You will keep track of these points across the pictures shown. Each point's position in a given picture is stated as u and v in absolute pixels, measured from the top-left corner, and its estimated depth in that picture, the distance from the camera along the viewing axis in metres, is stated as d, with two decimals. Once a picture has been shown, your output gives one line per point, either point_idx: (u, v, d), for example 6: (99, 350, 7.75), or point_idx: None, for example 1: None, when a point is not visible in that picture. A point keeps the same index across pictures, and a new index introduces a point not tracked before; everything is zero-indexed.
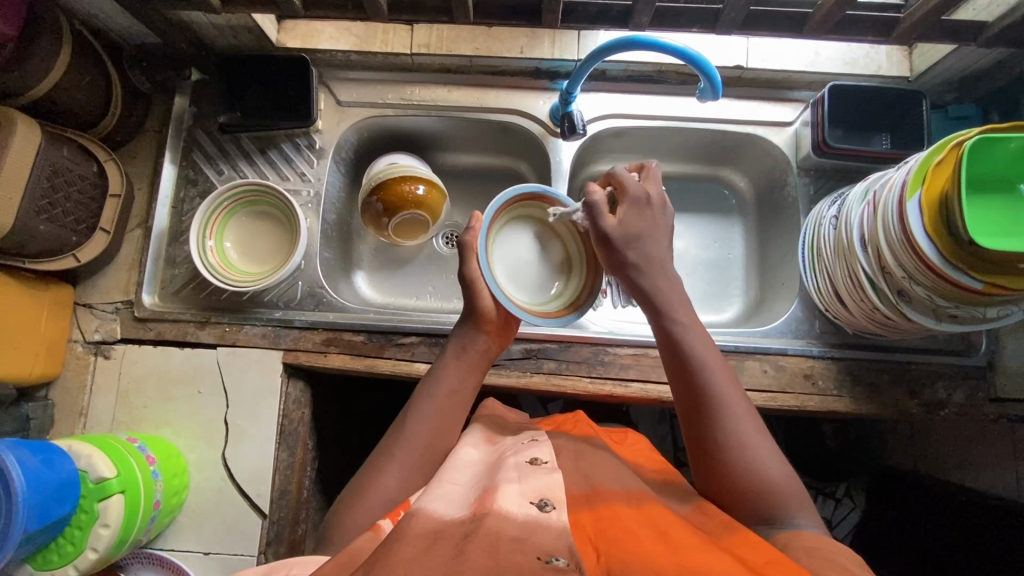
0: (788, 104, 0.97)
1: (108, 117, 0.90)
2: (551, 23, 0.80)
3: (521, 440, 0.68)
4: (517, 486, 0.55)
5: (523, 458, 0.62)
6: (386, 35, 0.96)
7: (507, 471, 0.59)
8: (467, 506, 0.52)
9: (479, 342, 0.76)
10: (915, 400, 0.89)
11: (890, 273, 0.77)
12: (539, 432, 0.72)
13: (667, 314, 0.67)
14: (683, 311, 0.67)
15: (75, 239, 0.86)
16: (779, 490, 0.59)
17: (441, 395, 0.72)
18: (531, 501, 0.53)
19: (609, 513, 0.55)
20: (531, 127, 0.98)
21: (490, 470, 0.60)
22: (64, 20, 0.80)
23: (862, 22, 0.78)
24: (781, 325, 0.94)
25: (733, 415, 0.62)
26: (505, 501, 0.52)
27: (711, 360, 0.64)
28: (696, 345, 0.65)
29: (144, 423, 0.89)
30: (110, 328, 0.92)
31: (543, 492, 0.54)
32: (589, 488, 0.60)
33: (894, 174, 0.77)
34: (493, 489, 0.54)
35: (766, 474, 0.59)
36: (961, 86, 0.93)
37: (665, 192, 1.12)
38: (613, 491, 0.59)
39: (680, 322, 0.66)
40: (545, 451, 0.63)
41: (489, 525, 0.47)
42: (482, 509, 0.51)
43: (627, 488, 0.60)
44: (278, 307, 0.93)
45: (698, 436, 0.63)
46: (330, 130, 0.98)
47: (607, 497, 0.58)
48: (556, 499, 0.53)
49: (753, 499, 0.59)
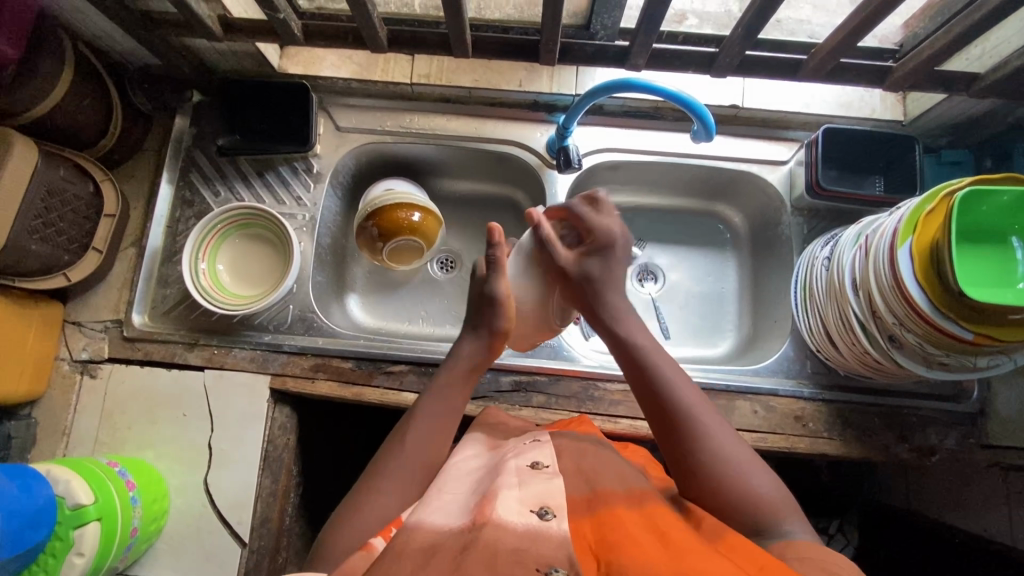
0: (783, 143, 0.98)
1: (107, 137, 0.91)
2: (549, 61, 0.82)
3: (523, 440, 0.70)
4: (517, 492, 0.54)
5: (524, 462, 0.61)
6: (388, 64, 0.97)
7: (507, 475, 0.58)
8: (467, 514, 0.53)
9: (480, 356, 0.75)
10: (906, 445, 0.89)
11: (881, 318, 0.77)
12: (540, 433, 0.73)
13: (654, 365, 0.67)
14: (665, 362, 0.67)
15: (67, 258, 0.86)
16: (774, 504, 0.57)
17: (439, 407, 0.70)
18: (531, 509, 0.52)
19: (612, 518, 0.53)
20: (527, 157, 0.99)
21: (491, 473, 0.60)
22: (68, 42, 0.81)
23: (857, 70, 0.79)
24: (772, 364, 0.93)
25: (710, 431, 0.62)
26: (505, 508, 0.51)
27: (679, 377, 0.66)
28: (662, 362, 0.67)
29: (127, 445, 0.88)
30: (98, 346, 0.91)
31: (543, 499, 0.54)
32: (589, 489, 0.58)
33: (886, 219, 0.78)
34: (493, 495, 0.54)
35: (754, 486, 0.58)
36: (954, 131, 0.94)
37: (660, 225, 1.12)
38: (614, 491, 0.58)
39: (647, 347, 0.69)
40: (547, 456, 0.63)
41: (487, 537, 0.47)
42: (481, 517, 0.51)
43: (627, 488, 0.59)
44: (268, 331, 0.93)
45: (678, 457, 0.62)
46: (328, 155, 0.99)
47: (609, 501, 0.56)
48: (556, 507, 0.53)
49: (746, 511, 0.57)
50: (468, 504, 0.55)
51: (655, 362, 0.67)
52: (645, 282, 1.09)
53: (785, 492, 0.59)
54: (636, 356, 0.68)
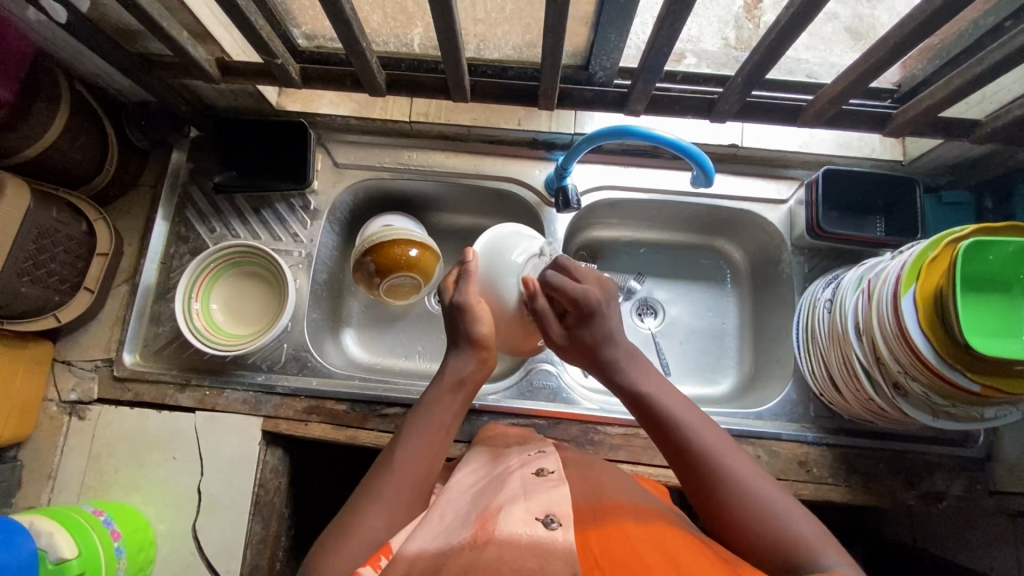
0: (782, 181, 0.98)
1: (102, 174, 0.90)
2: (547, 105, 0.82)
3: (528, 451, 0.66)
4: (523, 503, 0.52)
5: (528, 471, 0.59)
6: (386, 102, 0.97)
7: (512, 486, 0.56)
8: (469, 527, 0.51)
9: (468, 368, 0.70)
10: (913, 491, 0.87)
11: (885, 365, 0.75)
12: (545, 444, 0.69)
13: (666, 406, 0.64)
14: (675, 402, 0.65)
15: (58, 299, 0.84)
16: (811, 542, 0.53)
17: (427, 421, 0.66)
18: (537, 517, 0.50)
19: (617, 531, 0.51)
20: (526, 195, 0.99)
21: (495, 483, 0.58)
22: (65, 81, 0.80)
23: (855, 116, 0.80)
24: (775, 407, 0.92)
25: (727, 465, 0.59)
26: (508, 522, 0.49)
27: (692, 419, 0.63)
28: (674, 404, 0.65)
29: (113, 489, 0.86)
30: (87, 387, 0.90)
31: (549, 507, 0.51)
32: (596, 501, 0.57)
33: (889, 263, 0.76)
34: (497, 508, 0.52)
35: (789, 527, 0.54)
36: (955, 172, 0.93)
37: (660, 260, 1.11)
38: (620, 503, 0.57)
39: (658, 389, 0.66)
40: (552, 462, 0.60)
41: (489, 557, 0.45)
42: (483, 534, 0.49)
43: (636, 504, 0.57)
44: (261, 370, 0.92)
45: (707, 501, 0.59)
46: (325, 191, 0.98)
47: (617, 513, 0.54)
48: (563, 515, 0.50)
49: (785, 555, 0.53)
50: (468, 518, 0.53)
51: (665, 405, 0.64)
52: (645, 318, 1.07)
53: (825, 528, 0.55)
54: (647, 401, 0.65)
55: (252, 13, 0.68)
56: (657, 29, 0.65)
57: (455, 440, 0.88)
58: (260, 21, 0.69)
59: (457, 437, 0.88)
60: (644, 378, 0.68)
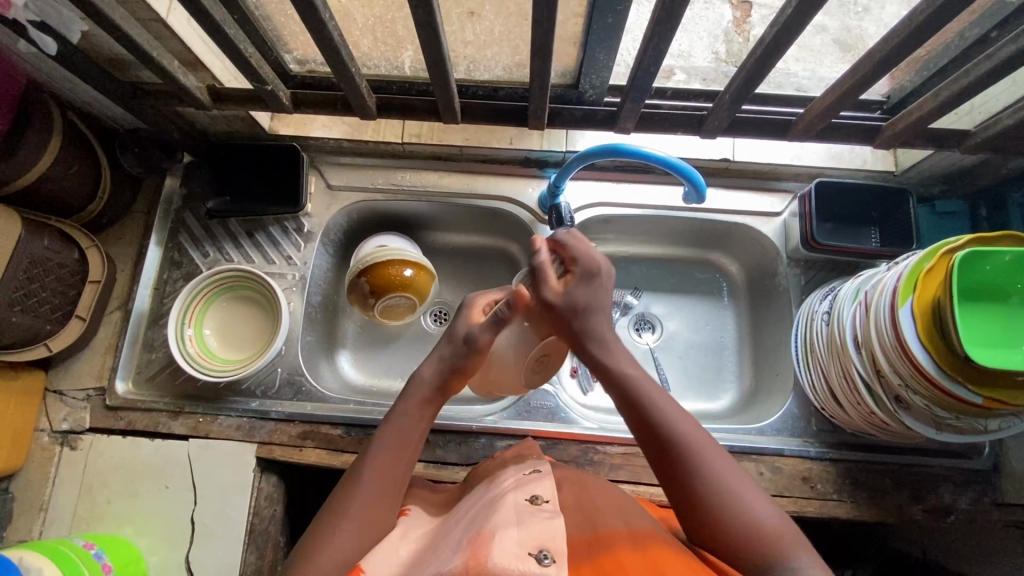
0: (775, 194, 0.98)
1: (94, 202, 0.90)
2: (538, 125, 0.83)
3: (523, 471, 0.65)
4: (516, 532, 0.50)
5: (522, 496, 0.57)
6: (379, 125, 0.97)
7: (504, 512, 0.54)
8: (461, 553, 0.48)
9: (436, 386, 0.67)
10: (919, 506, 0.85)
11: (886, 378, 0.74)
12: (541, 462, 0.69)
13: (645, 394, 0.61)
14: (656, 391, 0.61)
15: (49, 328, 0.83)
16: (782, 538, 0.53)
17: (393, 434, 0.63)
18: (530, 552, 0.47)
19: (613, 562, 0.50)
20: (520, 213, 0.99)
21: (487, 507, 0.56)
22: (57, 110, 0.80)
23: (845, 129, 0.80)
24: (776, 422, 0.90)
25: (704, 459, 0.57)
26: (500, 552, 0.47)
27: (668, 404, 0.61)
28: (650, 387, 0.62)
29: (105, 521, 0.84)
30: (79, 416, 0.89)
31: (542, 541, 0.49)
32: (590, 532, 0.55)
33: (885, 275, 0.76)
34: (489, 534, 0.49)
35: (759, 518, 0.54)
36: (947, 181, 0.93)
37: (656, 274, 1.10)
38: (616, 530, 0.55)
39: (631, 370, 0.63)
40: (547, 488, 0.59)
41: None
42: (475, 561, 0.46)
43: (628, 524, 0.57)
44: (256, 396, 0.90)
45: (681, 494, 0.57)
46: (319, 213, 0.98)
47: (610, 542, 0.53)
48: (556, 551, 0.48)
49: (752, 544, 0.53)
50: (460, 544, 0.50)
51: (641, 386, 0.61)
52: (643, 333, 1.07)
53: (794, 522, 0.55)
54: (621, 380, 0.62)
55: (241, 40, 0.68)
56: (645, 47, 0.66)
57: (453, 463, 0.87)
58: (249, 48, 0.70)
59: (455, 459, 0.87)
60: (621, 360, 0.64)
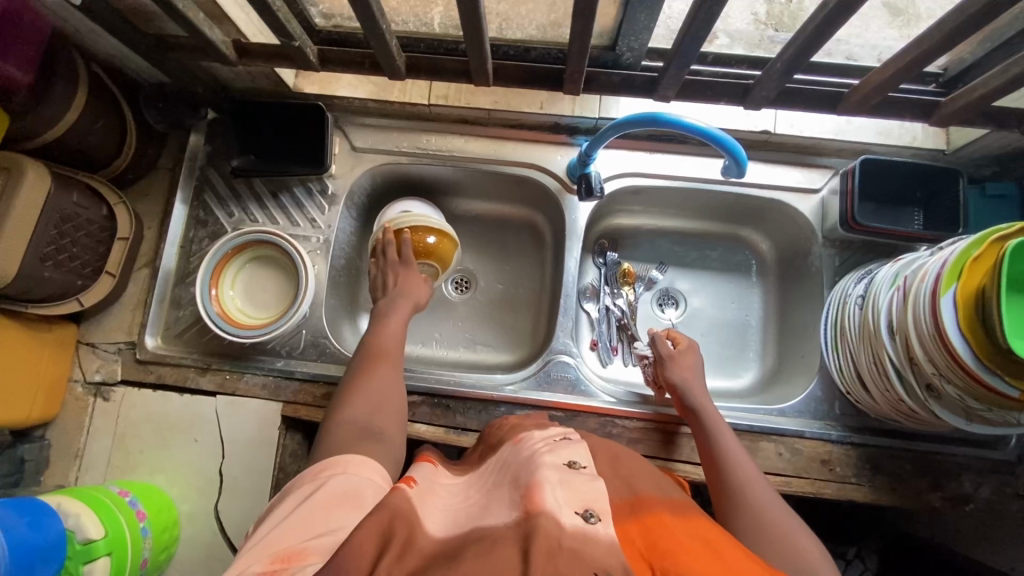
0: (815, 170, 0.94)
1: (121, 157, 0.90)
2: (572, 90, 0.79)
3: (552, 437, 0.65)
4: (561, 489, 0.49)
5: (560, 460, 0.56)
6: (406, 85, 0.94)
7: (546, 470, 0.53)
8: (512, 509, 0.47)
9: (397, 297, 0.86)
10: (939, 493, 0.85)
11: (919, 366, 0.72)
12: (571, 432, 0.68)
13: (719, 439, 0.74)
14: (730, 439, 0.74)
15: (81, 283, 0.85)
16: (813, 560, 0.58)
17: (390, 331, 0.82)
18: (575, 510, 0.46)
19: (657, 521, 0.49)
20: (547, 182, 0.96)
21: (525, 467, 0.55)
22: (81, 61, 0.79)
23: (901, 104, 0.75)
24: (799, 404, 0.89)
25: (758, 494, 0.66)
26: (552, 502, 0.46)
27: (736, 450, 0.73)
28: (725, 437, 0.74)
29: (137, 469, 0.88)
30: (111, 369, 0.91)
31: (589, 502, 0.48)
32: (631, 497, 0.55)
33: (928, 261, 0.73)
34: (537, 488, 0.49)
35: (796, 542, 0.60)
36: (1001, 163, 0.88)
37: (684, 249, 1.08)
38: (655, 498, 0.55)
39: (713, 422, 0.76)
40: (582, 454, 0.59)
41: (541, 533, 0.42)
42: (530, 509, 0.46)
43: (669, 497, 0.57)
44: (281, 356, 0.92)
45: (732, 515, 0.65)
46: (343, 176, 0.97)
47: (651, 505, 0.53)
48: (602, 511, 0.47)
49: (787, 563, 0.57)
50: (510, 498, 0.49)
51: (719, 432, 0.75)
52: (666, 308, 1.05)
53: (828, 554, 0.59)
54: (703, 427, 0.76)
55: None
56: (694, 11, 0.61)
57: (473, 430, 0.88)
58: (276, 2, 0.67)
59: (474, 426, 0.88)
60: (709, 413, 0.78)
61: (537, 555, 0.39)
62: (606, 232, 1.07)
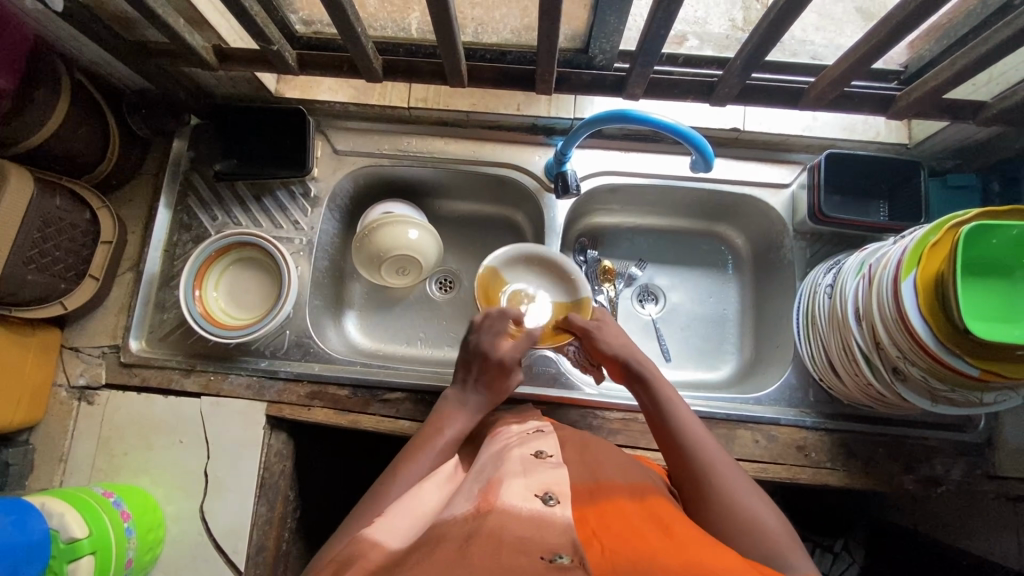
0: (785, 166, 0.97)
1: (104, 163, 0.91)
2: (545, 90, 0.82)
3: (526, 430, 0.68)
4: (522, 480, 0.53)
5: (527, 451, 0.60)
6: (385, 88, 0.96)
7: (511, 463, 0.57)
8: (471, 501, 0.51)
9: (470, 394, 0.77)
10: (911, 476, 0.87)
11: (885, 350, 0.75)
12: (544, 422, 0.71)
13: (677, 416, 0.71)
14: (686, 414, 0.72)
15: (64, 287, 0.85)
16: (780, 538, 0.58)
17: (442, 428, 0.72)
18: (536, 494, 0.51)
19: (614, 508, 0.52)
20: (526, 181, 0.99)
21: (495, 460, 0.59)
22: (65, 70, 0.80)
23: (860, 98, 0.78)
24: (774, 393, 0.92)
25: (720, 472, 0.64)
26: (509, 495, 0.50)
27: (697, 430, 0.70)
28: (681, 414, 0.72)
29: (122, 472, 0.88)
30: (95, 372, 0.92)
31: (547, 485, 0.52)
32: (592, 480, 0.57)
33: (890, 248, 0.76)
34: (498, 482, 0.53)
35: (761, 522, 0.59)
36: (961, 155, 0.92)
37: (661, 245, 1.10)
38: (616, 483, 0.58)
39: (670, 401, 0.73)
40: (550, 444, 0.62)
41: (491, 525, 0.46)
42: (486, 504, 0.49)
43: (630, 481, 0.59)
44: (265, 356, 0.93)
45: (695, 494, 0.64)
46: (326, 178, 0.99)
47: (611, 492, 0.55)
48: (560, 493, 0.51)
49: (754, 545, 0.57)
50: (471, 493, 0.53)
51: (675, 409, 0.72)
52: (646, 304, 1.07)
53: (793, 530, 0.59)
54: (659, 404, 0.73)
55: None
56: (654, 12, 0.64)
57: None
58: (254, 7, 0.69)
59: None
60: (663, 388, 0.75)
61: (479, 546, 0.43)
62: (586, 230, 1.10)
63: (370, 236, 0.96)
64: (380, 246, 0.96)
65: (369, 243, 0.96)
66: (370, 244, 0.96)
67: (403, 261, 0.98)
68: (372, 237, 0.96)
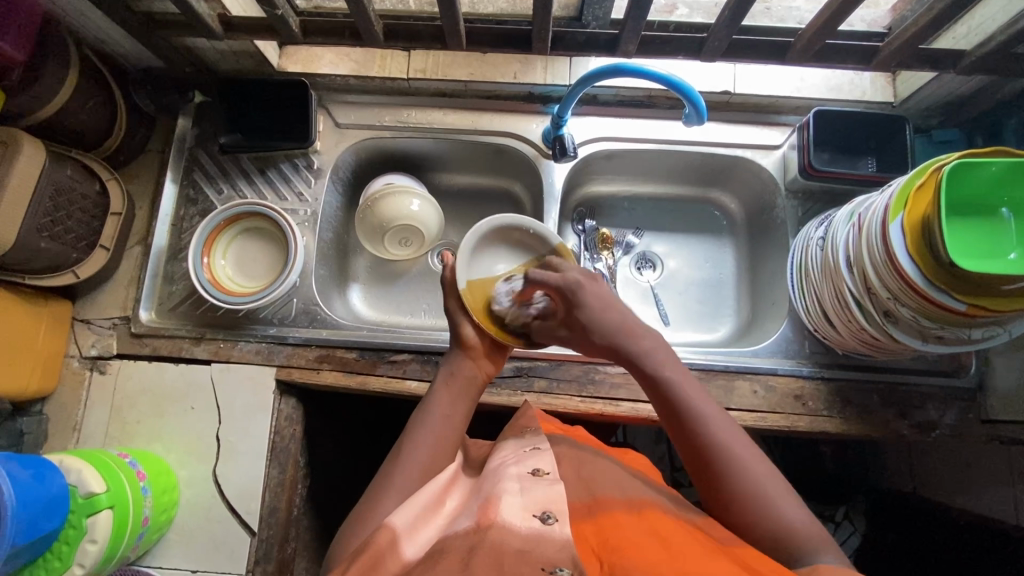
0: (776, 128, 1.00)
1: (113, 135, 0.93)
2: (541, 50, 0.84)
3: (521, 447, 0.63)
4: (519, 498, 0.52)
5: (524, 467, 0.58)
6: (385, 60, 0.99)
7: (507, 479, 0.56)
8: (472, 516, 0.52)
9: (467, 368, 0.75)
10: (906, 422, 0.89)
11: (876, 294, 0.77)
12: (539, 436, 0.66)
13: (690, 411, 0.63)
14: (704, 404, 0.64)
15: (75, 256, 0.87)
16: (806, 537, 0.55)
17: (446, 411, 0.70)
18: (533, 514, 0.51)
19: (613, 525, 0.53)
20: (524, 148, 1.01)
21: (491, 478, 0.58)
22: (72, 44, 0.82)
23: (843, 51, 0.81)
24: (771, 346, 0.94)
25: (739, 471, 0.59)
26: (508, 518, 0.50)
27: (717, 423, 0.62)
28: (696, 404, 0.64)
29: (136, 439, 0.90)
30: (106, 343, 0.93)
31: (545, 503, 0.52)
32: (589, 497, 0.58)
33: (878, 197, 0.78)
34: (497, 499, 0.53)
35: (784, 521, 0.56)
36: (945, 112, 0.95)
37: (658, 213, 1.13)
38: (614, 497, 0.57)
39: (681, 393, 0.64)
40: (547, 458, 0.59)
41: (492, 540, 0.47)
42: (486, 519, 0.50)
43: (627, 493, 0.58)
44: (273, 324, 0.95)
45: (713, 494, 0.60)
46: (328, 151, 1.01)
47: (608, 505, 0.56)
48: (559, 511, 0.51)
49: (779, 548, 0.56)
50: (473, 509, 0.54)
51: (689, 401, 0.63)
52: (644, 270, 1.10)
53: (814, 520, 0.57)
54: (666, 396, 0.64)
55: None
56: None
57: None
58: None
59: None
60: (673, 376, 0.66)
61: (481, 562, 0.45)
62: (583, 201, 1.12)
63: (372, 208, 0.98)
64: (382, 217, 0.98)
65: (372, 214, 0.99)
66: (372, 214, 0.99)
67: (405, 231, 1.00)
68: (374, 207, 0.98)
